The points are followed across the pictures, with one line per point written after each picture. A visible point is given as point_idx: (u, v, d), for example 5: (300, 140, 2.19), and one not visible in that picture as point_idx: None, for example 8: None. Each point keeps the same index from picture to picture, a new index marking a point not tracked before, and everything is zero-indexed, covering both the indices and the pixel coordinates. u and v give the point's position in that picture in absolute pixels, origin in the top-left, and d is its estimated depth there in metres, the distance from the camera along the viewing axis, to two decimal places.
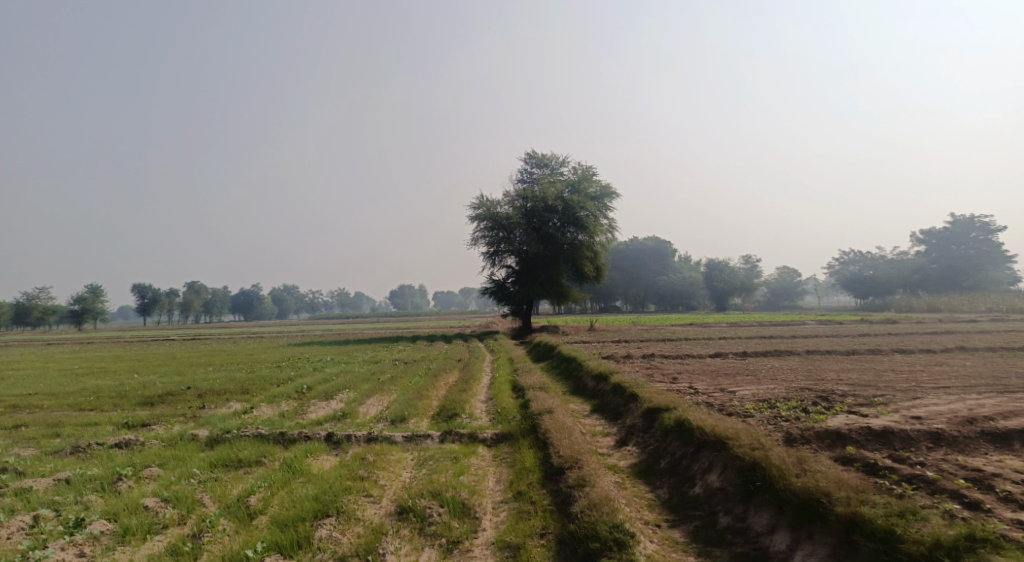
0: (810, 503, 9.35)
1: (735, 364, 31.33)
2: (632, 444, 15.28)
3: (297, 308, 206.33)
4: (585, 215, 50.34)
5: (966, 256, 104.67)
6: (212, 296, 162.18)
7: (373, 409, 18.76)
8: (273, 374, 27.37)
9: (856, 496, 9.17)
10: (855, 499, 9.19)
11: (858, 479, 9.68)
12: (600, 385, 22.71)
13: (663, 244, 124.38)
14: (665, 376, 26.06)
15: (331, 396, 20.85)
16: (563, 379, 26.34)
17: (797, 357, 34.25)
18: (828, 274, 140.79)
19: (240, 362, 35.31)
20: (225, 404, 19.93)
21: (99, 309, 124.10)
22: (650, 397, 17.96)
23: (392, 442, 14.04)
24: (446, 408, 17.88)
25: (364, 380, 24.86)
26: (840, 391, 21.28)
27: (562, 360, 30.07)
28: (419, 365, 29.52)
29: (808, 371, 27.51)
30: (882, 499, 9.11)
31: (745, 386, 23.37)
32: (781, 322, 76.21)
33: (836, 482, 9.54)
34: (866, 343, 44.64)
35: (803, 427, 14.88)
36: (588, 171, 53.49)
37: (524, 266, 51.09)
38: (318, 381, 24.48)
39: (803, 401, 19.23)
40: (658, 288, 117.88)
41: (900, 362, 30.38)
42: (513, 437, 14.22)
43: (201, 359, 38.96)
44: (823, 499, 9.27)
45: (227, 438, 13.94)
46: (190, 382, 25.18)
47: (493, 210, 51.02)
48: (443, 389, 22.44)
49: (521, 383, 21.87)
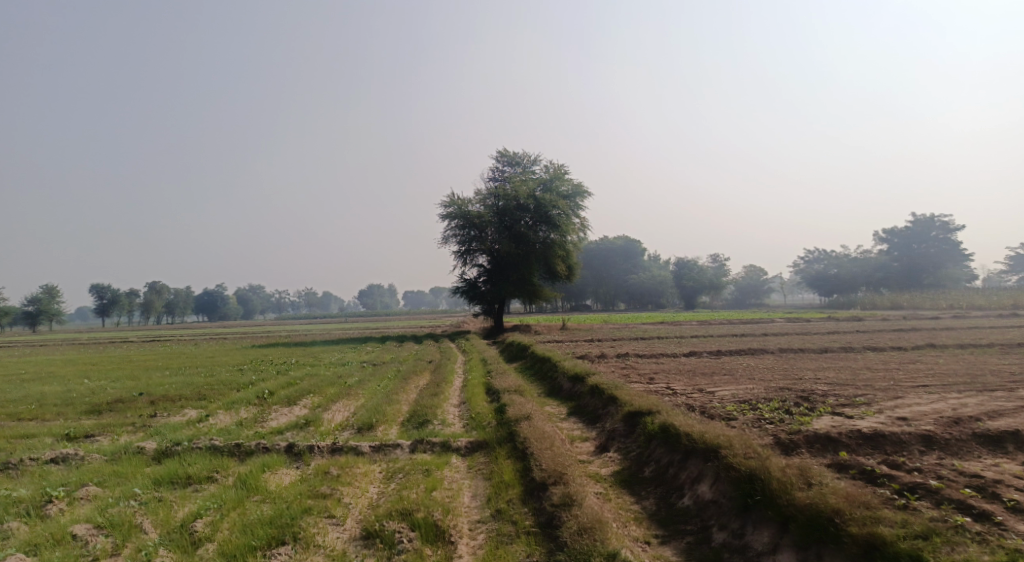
0: (821, 521, 8.71)
1: (711, 364, 30.86)
2: (613, 450, 14.53)
3: (263, 309, 202.90)
4: (557, 214, 49.64)
5: (927, 254, 106.51)
6: (176, 297, 158.51)
7: (339, 416, 17.72)
8: (233, 378, 26.11)
9: (870, 515, 8.56)
10: (868, 518, 8.58)
11: (864, 494, 9.01)
12: (576, 386, 21.98)
13: (632, 243, 124.53)
14: (642, 377, 25.43)
15: (294, 401, 19.76)
16: (537, 380, 25.57)
17: (772, 356, 33.89)
18: (794, 273, 142.37)
19: (199, 365, 33.89)
20: (179, 411, 18.73)
21: (56, 311, 120.24)
22: (630, 400, 17.23)
23: (359, 453, 13.08)
24: (416, 414, 16.96)
25: (330, 384, 23.79)
26: (821, 391, 20.81)
27: (536, 360, 29.30)
28: (388, 367, 28.50)
29: (786, 370, 27.10)
30: (896, 518, 8.52)
31: (725, 387, 22.81)
32: (751, 320, 76.49)
33: (846, 498, 8.89)
34: (838, 341, 44.60)
35: (791, 431, 14.29)
36: (560, 169, 52.83)
37: (495, 265, 50.23)
38: (281, 385, 23.35)
39: (785, 402, 18.68)
40: (627, 286, 118.00)
41: (875, 360, 30.16)
42: (488, 446, 13.38)
43: (159, 362, 37.38)
44: (835, 518, 8.66)
45: (177, 451, 12.87)
46: (143, 388, 23.86)
47: (464, 208, 50.05)
48: (414, 392, 21.49)
49: (494, 386, 21.01)
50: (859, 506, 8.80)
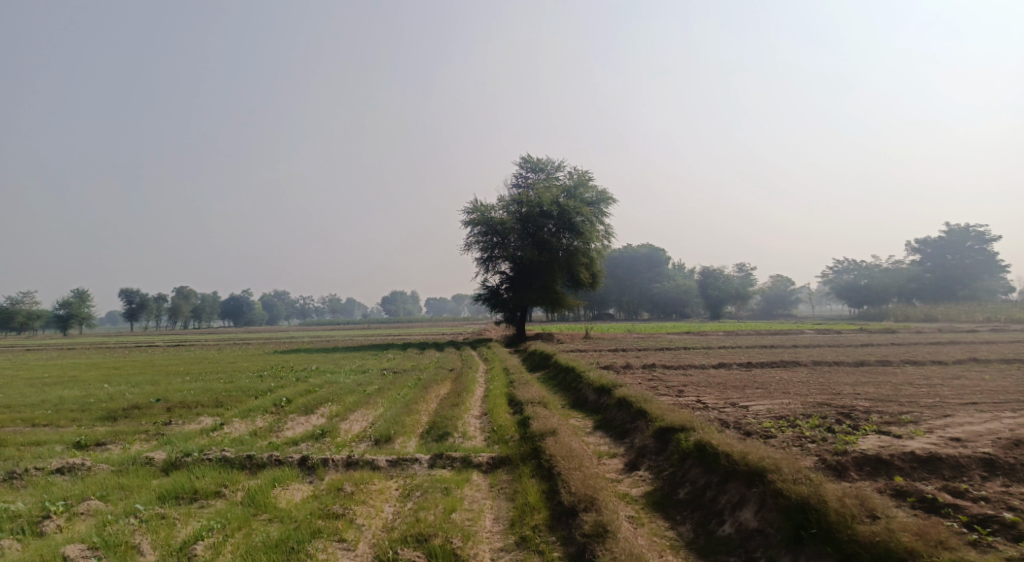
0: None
1: (742, 376, 29.80)
2: (643, 469, 13.72)
3: (288, 315, 204.20)
4: (581, 221, 48.79)
5: (961, 265, 103.67)
6: (202, 301, 160.07)
7: (356, 426, 17.07)
8: (251, 385, 25.61)
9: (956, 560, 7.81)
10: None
11: (937, 531, 8.20)
12: (603, 398, 21.10)
13: (656, 251, 122.96)
14: (670, 389, 24.49)
15: (311, 410, 19.18)
16: (561, 391, 24.78)
17: (805, 368, 32.70)
18: (823, 282, 139.66)
19: (220, 371, 33.54)
20: (194, 419, 18.24)
21: (85, 315, 121.67)
22: (660, 415, 16.39)
23: (376, 468, 12.40)
24: (436, 426, 16.27)
25: (349, 392, 23.19)
26: (862, 407, 19.75)
27: (560, 370, 28.45)
28: (409, 375, 27.87)
29: (821, 384, 25.99)
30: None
31: (758, 401, 21.83)
32: (779, 330, 74.77)
33: (918, 537, 8.08)
34: (872, 353, 43.14)
35: (834, 451, 13.42)
36: (584, 176, 52.00)
37: (518, 273, 49.52)
38: (299, 393, 22.78)
39: (824, 418, 17.70)
40: (652, 295, 116.52)
41: (914, 374, 28.87)
42: (512, 462, 12.65)
43: (181, 367, 37.17)
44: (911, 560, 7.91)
45: (186, 462, 12.30)
46: (160, 394, 23.44)
47: (487, 215, 49.45)
48: (434, 402, 20.80)
49: (518, 397, 20.27)
50: (931, 547, 7.96)
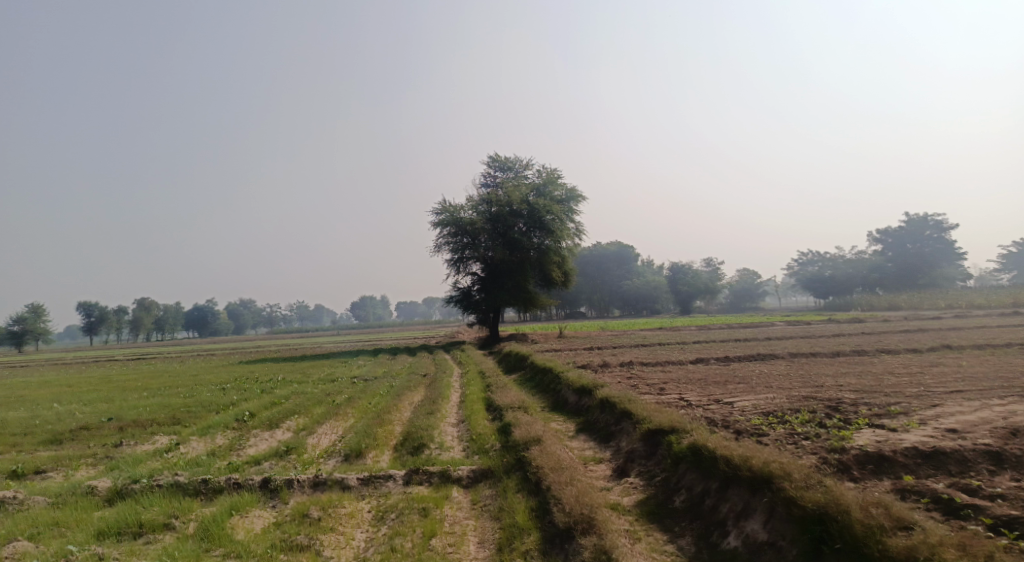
0: None
1: (721, 371, 29.19)
2: (634, 475, 12.92)
3: (254, 324, 200.24)
4: (551, 219, 48.06)
5: (922, 254, 105.45)
6: (165, 312, 156.00)
7: (325, 440, 15.98)
8: (213, 399, 24.28)
9: None
10: None
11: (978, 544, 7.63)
12: (584, 400, 20.26)
13: (625, 248, 123.05)
14: (651, 387, 23.77)
15: (276, 425, 18.01)
16: (539, 394, 23.92)
17: (783, 361, 32.30)
18: (789, 275, 141.14)
19: (180, 385, 32.04)
20: (148, 439, 16.93)
21: (42, 330, 117.67)
22: (646, 415, 15.60)
23: (346, 487, 11.38)
24: (410, 437, 15.27)
25: (317, 403, 22.00)
26: (850, 399, 19.20)
27: (537, 371, 27.59)
28: (381, 383, 26.72)
29: (803, 376, 25.52)
30: None
31: (743, 396, 21.21)
32: (749, 323, 75.00)
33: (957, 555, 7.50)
34: (845, 343, 43.05)
35: (831, 449, 12.78)
36: (553, 174, 51.22)
37: (489, 273, 48.57)
38: (263, 405, 21.54)
39: (814, 413, 17.07)
40: (622, 293, 116.51)
41: (892, 363, 28.61)
42: (494, 475, 11.75)
43: (140, 382, 35.52)
44: None
45: (134, 490, 11.14)
46: (114, 412, 21.96)
47: (456, 215, 48.36)
48: (408, 411, 19.76)
49: (496, 402, 19.34)
50: None
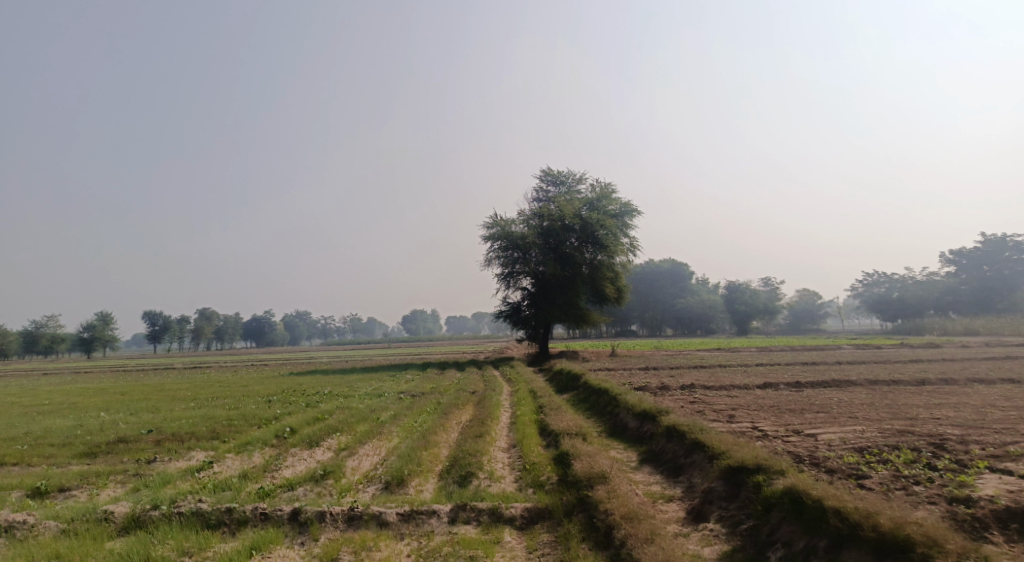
0: None
1: (793, 397, 26.91)
2: (713, 519, 11.29)
3: (309, 335, 203.21)
4: (605, 234, 46.35)
5: (1000, 277, 99.24)
6: (224, 323, 159.42)
7: (365, 464, 14.66)
8: (256, 412, 23.31)
9: None
10: None
11: None
12: (648, 427, 18.47)
13: (679, 266, 120.00)
14: (719, 414, 21.78)
15: (316, 443, 16.87)
16: (595, 417, 22.23)
17: (861, 388, 29.68)
18: (852, 296, 135.26)
19: (227, 396, 31.43)
20: (183, 455, 15.95)
21: (109, 337, 121.19)
22: (722, 448, 13.85)
23: (384, 524, 10.02)
24: (458, 463, 13.91)
25: (361, 420, 20.79)
26: (955, 436, 16.91)
27: (592, 392, 25.83)
28: (428, 399, 25.44)
29: (889, 406, 23.12)
30: None
31: (826, 428, 19.08)
32: (814, 346, 71.11)
33: None
34: (926, 370, 39.92)
35: (956, 505, 10.82)
36: (607, 188, 49.55)
37: (541, 288, 47.10)
38: (305, 421, 20.45)
39: (916, 451, 15.00)
40: (676, 312, 113.20)
41: (989, 394, 25.81)
42: (553, 516, 10.29)
43: (190, 391, 35.21)
44: None
45: (151, 518, 10.00)
46: (154, 423, 21.14)
47: (508, 229, 47.07)
48: (456, 432, 18.35)
49: (551, 425, 17.83)
50: None
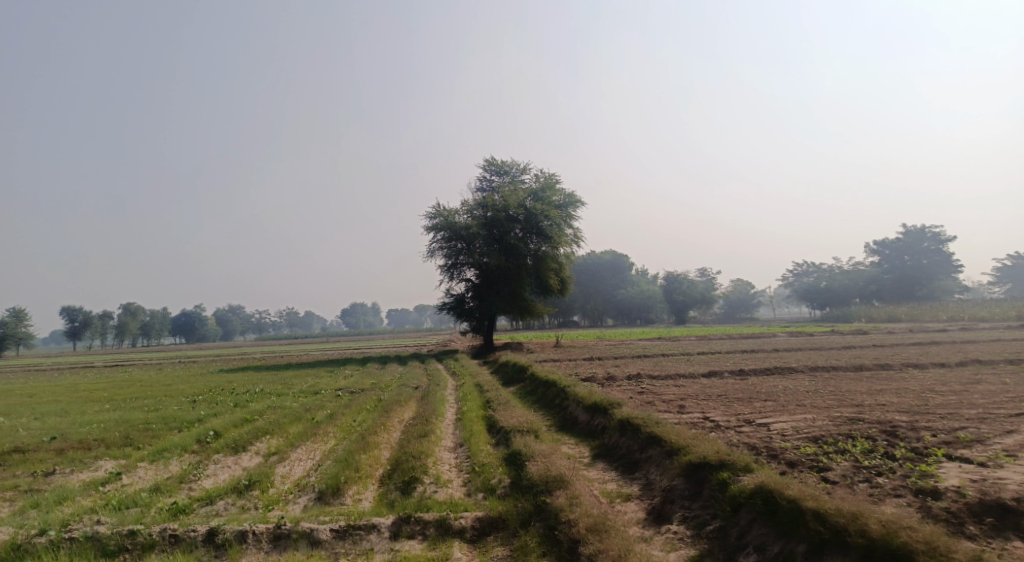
0: None
1: (740, 386, 26.67)
2: (676, 519, 10.60)
3: (243, 330, 196.87)
4: (549, 225, 45.70)
5: (920, 266, 103.66)
6: (151, 318, 152.66)
7: (297, 470, 13.37)
8: (178, 414, 21.51)
9: None
10: None
11: None
12: (599, 420, 17.71)
13: (619, 257, 121.02)
14: (669, 405, 21.20)
15: (243, 449, 15.44)
16: (544, 411, 21.37)
17: (804, 375, 29.73)
18: (783, 285, 139.25)
19: (148, 396, 29.27)
20: (89, 465, 14.32)
21: (24, 334, 114.18)
22: (681, 441, 13.17)
23: (316, 543, 9.14)
24: (399, 466, 12.84)
25: (294, 420, 19.35)
26: (906, 422, 16.70)
27: (539, 385, 25.00)
28: (368, 396, 24.08)
29: (834, 393, 23.03)
30: None
31: (777, 417, 18.69)
32: (751, 334, 72.37)
33: None
34: (860, 356, 40.72)
35: (927, 498, 10.31)
36: (551, 178, 48.83)
37: (484, 279, 46.07)
38: (232, 423, 18.88)
39: (872, 440, 14.66)
40: (616, 302, 114.08)
41: (927, 379, 26.16)
42: (505, 527, 9.59)
43: (108, 392, 32.77)
44: None
45: (38, 547, 8.93)
46: (61, 429, 19.16)
47: (450, 218, 45.77)
48: (398, 431, 17.20)
49: (499, 422, 16.85)
50: None
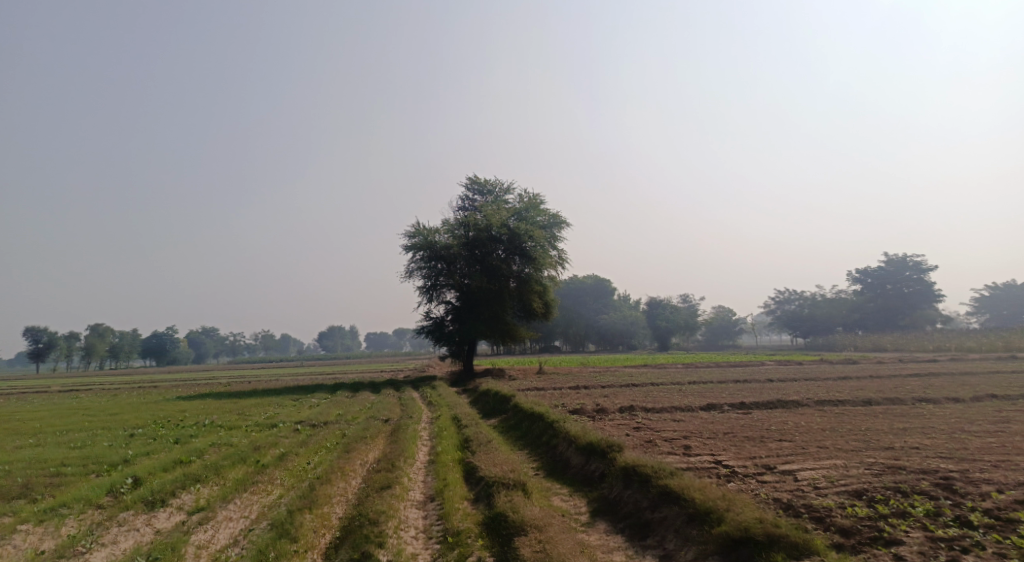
0: None
1: (746, 422, 24.02)
2: None
3: (217, 353, 191.56)
4: (532, 246, 43.17)
5: (902, 295, 102.56)
6: (121, 340, 147.46)
7: (221, 537, 10.59)
8: (104, 454, 18.40)
9: None
10: None
11: None
12: (596, 466, 15.05)
13: (602, 281, 118.97)
14: (672, 445, 18.46)
15: (162, 504, 12.52)
16: (528, 451, 18.59)
17: (811, 410, 27.15)
18: (766, 313, 138.07)
19: (83, 428, 25.85)
20: None
21: None
22: (706, 503, 10.53)
23: None
24: (347, 534, 10.10)
25: (238, 463, 16.40)
26: (958, 472, 14.13)
27: (523, 418, 22.20)
28: (330, 432, 21.13)
29: (855, 433, 20.43)
30: None
31: (800, 463, 16.04)
32: (738, 363, 69.88)
33: None
34: (861, 388, 38.42)
35: None
36: (535, 199, 46.41)
37: (465, 302, 43.36)
38: (161, 466, 15.91)
39: (929, 498, 12.07)
40: (598, 327, 111.60)
41: (949, 417, 23.67)
42: None
43: (45, 421, 29.47)
44: None
45: None
46: None
47: (430, 239, 43.02)
48: (358, 479, 14.36)
49: (480, 469, 14.09)
50: None
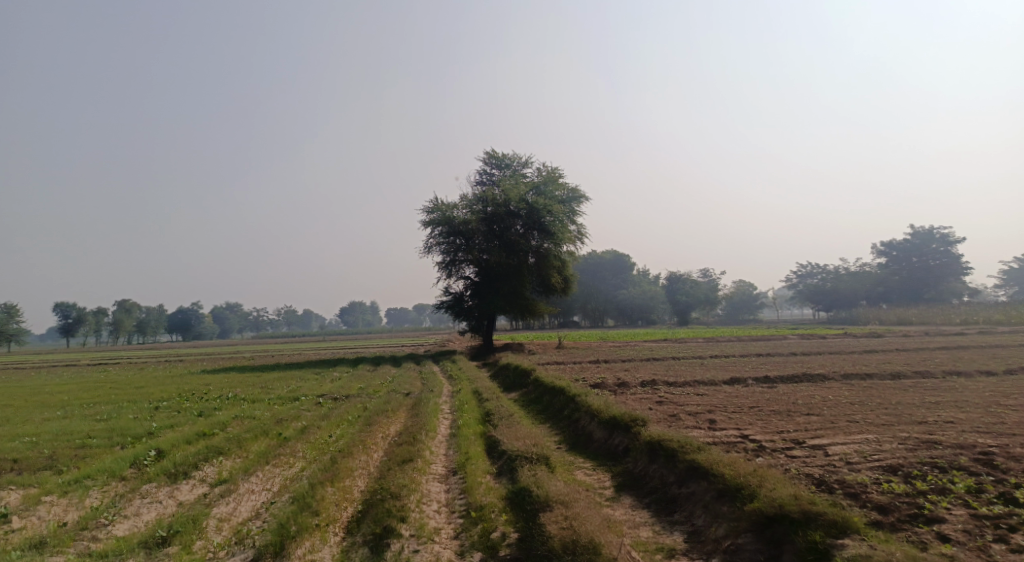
0: None
1: (771, 396, 23.57)
2: None
3: (240, 328, 193.78)
4: (552, 220, 42.64)
5: (928, 267, 100.61)
6: (146, 315, 149.52)
7: (243, 509, 10.49)
8: (128, 427, 18.47)
9: None
10: None
11: None
12: (620, 440, 14.79)
13: (622, 255, 118.12)
14: (697, 419, 18.10)
15: (184, 477, 12.46)
16: (549, 425, 18.38)
17: (838, 384, 26.60)
18: (788, 287, 136.39)
19: (109, 402, 26.08)
20: None
21: (15, 330, 111.10)
22: (736, 479, 10.22)
23: None
24: (369, 509, 9.93)
25: (260, 435, 16.35)
26: (997, 448, 13.65)
27: (544, 392, 21.97)
28: (352, 405, 21.05)
29: (885, 407, 19.92)
30: None
31: (830, 438, 15.63)
32: (761, 337, 69.10)
33: None
34: (887, 362, 37.69)
35: None
36: (554, 172, 45.76)
37: (484, 277, 43.10)
38: (184, 439, 15.89)
39: (968, 475, 11.64)
40: (618, 301, 111.00)
41: (982, 391, 23.03)
42: None
43: (72, 395, 29.83)
44: None
45: None
46: None
47: (448, 213, 42.66)
48: (380, 452, 14.22)
49: (502, 443, 13.87)
50: None
